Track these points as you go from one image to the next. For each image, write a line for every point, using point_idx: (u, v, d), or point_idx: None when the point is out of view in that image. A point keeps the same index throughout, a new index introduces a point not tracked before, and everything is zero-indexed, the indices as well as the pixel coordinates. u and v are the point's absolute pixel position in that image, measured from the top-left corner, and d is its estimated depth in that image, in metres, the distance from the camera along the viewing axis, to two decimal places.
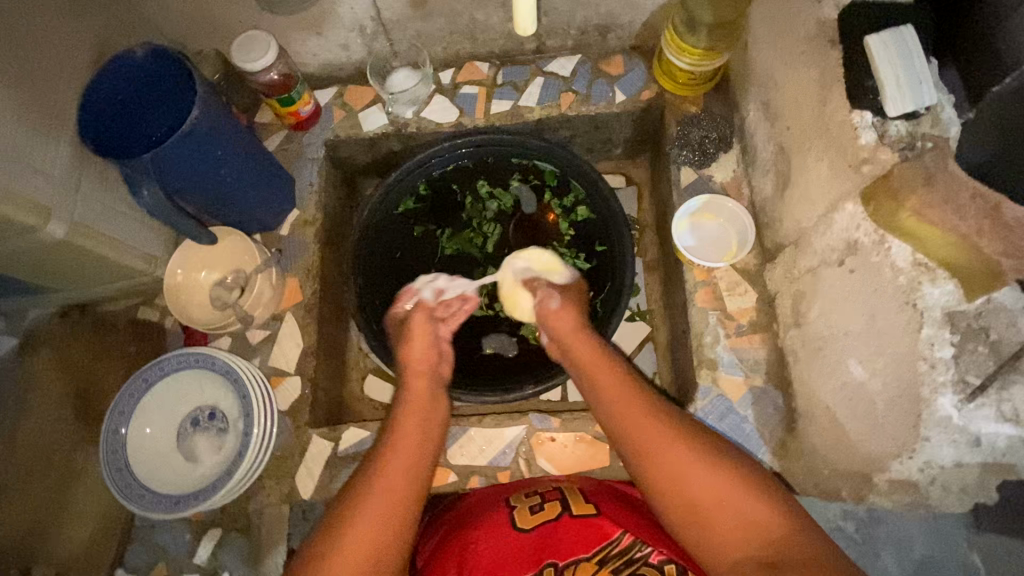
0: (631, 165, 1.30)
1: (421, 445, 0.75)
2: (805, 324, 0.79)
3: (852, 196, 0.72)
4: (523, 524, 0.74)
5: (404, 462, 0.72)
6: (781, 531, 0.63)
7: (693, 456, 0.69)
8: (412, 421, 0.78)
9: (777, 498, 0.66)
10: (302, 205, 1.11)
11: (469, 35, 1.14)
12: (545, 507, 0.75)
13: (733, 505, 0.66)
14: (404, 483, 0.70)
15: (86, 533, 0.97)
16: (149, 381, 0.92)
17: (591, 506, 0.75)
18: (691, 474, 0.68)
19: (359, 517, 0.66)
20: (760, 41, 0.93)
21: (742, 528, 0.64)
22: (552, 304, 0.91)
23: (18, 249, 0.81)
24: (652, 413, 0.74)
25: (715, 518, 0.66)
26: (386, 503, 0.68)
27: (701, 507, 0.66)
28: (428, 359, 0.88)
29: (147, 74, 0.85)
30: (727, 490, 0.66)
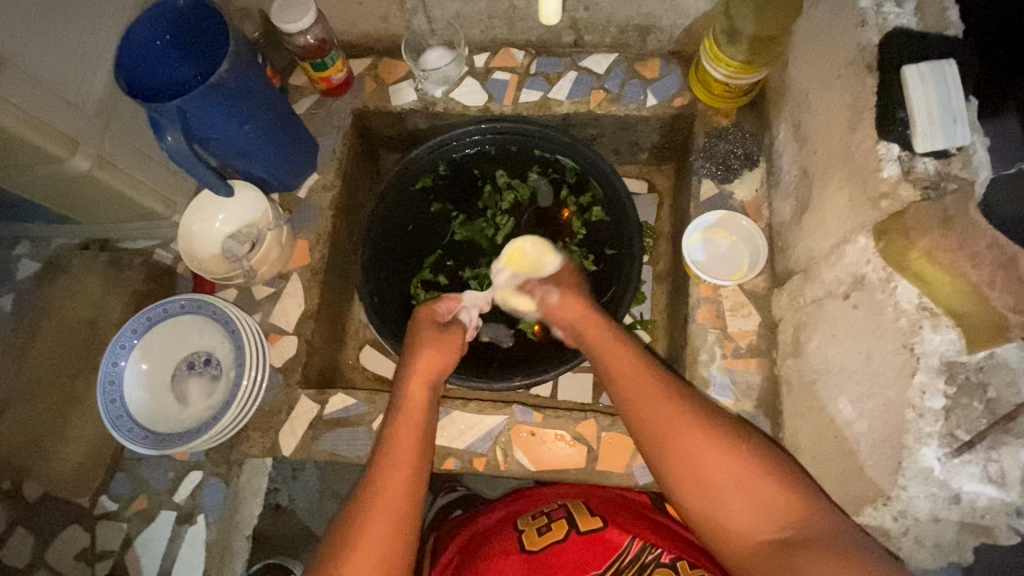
0: (656, 172, 1.28)
1: (419, 457, 0.73)
2: (803, 355, 0.81)
3: (866, 230, 0.69)
4: (531, 546, 0.73)
5: (404, 477, 0.71)
6: (797, 508, 0.63)
7: (704, 445, 0.68)
8: (410, 434, 0.75)
9: (793, 477, 0.66)
10: (323, 169, 1.13)
11: (508, 21, 1.13)
12: (550, 526, 0.75)
13: (748, 488, 0.65)
14: (403, 499, 0.69)
15: (74, 459, 0.99)
16: (152, 320, 0.94)
17: (597, 518, 0.75)
18: (705, 459, 0.67)
19: (365, 539, 0.66)
20: (802, 60, 0.90)
21: (759, 509, 0.64)
22: (552, 299, 0.91)
23: (45, 176, 0.85)
24: (666, 395, 0.72)
25: (729, 501, 0.65)
26: (389, 525, 0.67)
27: (715, 490, 0.66)
28: (438, 368, 0.83)
29: (189, 23, 0.87)
30: (741, 473, 0.66)
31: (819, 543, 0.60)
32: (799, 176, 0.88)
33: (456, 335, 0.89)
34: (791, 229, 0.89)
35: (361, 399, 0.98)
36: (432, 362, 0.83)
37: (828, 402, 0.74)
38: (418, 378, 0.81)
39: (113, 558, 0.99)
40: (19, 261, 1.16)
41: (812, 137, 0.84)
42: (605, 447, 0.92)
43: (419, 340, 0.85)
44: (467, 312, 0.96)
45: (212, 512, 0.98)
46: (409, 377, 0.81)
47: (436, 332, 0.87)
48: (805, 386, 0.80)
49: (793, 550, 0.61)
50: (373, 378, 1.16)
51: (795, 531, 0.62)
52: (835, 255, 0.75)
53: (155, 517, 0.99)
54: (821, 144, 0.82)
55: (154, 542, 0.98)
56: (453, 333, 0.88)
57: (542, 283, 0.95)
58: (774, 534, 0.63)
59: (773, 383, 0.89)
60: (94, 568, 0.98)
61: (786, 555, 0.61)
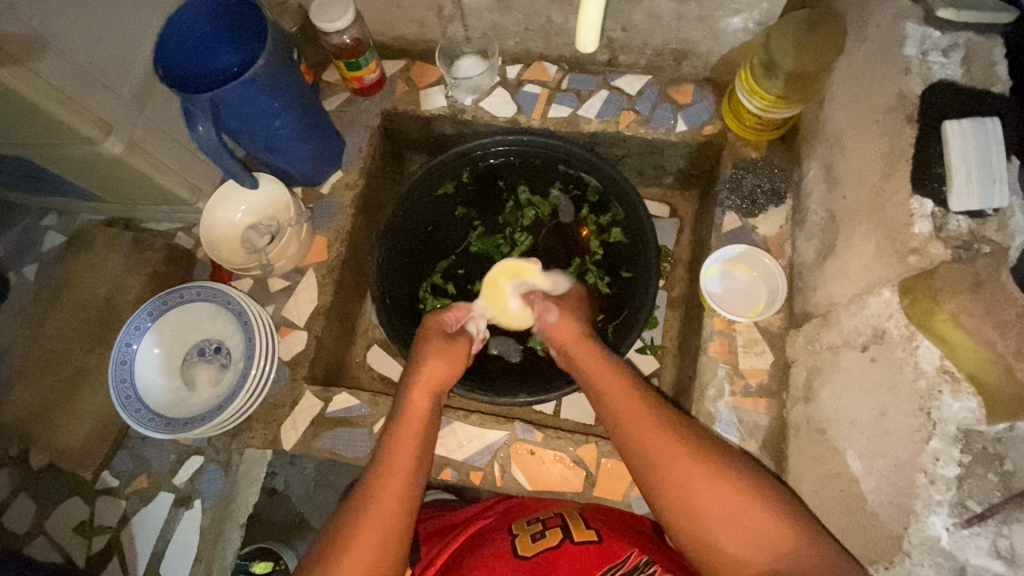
0: (679, 197, 1.27)
1: (416, 469, 0.73)
2: (814, 402, 0.79)
3: (892, 283, 0.67)
4: (524, 551, 0.72)
5: (400, 486, 0.71)
6: (791, 542, 0.63)
7: (700, 473, 0.67)
8: (409, 444, 0.75)
9: (789, 514, 0.65)
10: (347, 168, 1.14)
11: (544, 36, 1.13)
12: (545, 533, 0.73)
13: (738, 517, 0.64)
14: (398, 509, 0.70)
15: (81, 431, 1.01)
16: (168, 305, 0.96)
17: (593, 533, 0.74)
18: (700, 486, 0.66)
19: (356, 544, 0.66)
20: (838, 101, 0.88)
21: (750, 539, 0.63)
22: (551, 316, 0.92)
23: (79, 156, 0.86)
24: (659, 422, 0.73)
25: (720, 531, 0.64)
26: (382, 533, 0.67)
27: (707, 520, 0.65)
28: (441, 379, 0.83)
29: (230, 16, 0.88)
30: (735, 504, 0.65)
31: None
32: (825, 218, 0.87)
33: (462, 343, 0.89)
34: (814, 271, 0.87)
35: (364, 400, 0.98)
36: (436, 374, 0.82)
37: (835, 454, 0.73)
38: (421, 389, 0.81)
39: (108, 534, 1.00)
40: (45, 232, 1.19)
41: (843, 181, 0.83)
42: (603, 472, 0.92)
43: (427, 347, 0.86)
44: (475, 322, 0.99)
45: (208, 498, 0.99)
46: (413, 385, 0.81)
47: (443, 343, 0.87)
48: (812, 433, 0.79)
49: None
50: (377, 379, 1.16)
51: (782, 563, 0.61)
52: (856, 305, 0.74)
53: (153, 497, 1.00)
54: (850, 190, 0.80)
55: (150, 522, 0.99)
56: (459, 344, 0.89)
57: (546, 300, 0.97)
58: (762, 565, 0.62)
59: (781, 425, 0.88)
60: (90, 542, 0.99)
61: None
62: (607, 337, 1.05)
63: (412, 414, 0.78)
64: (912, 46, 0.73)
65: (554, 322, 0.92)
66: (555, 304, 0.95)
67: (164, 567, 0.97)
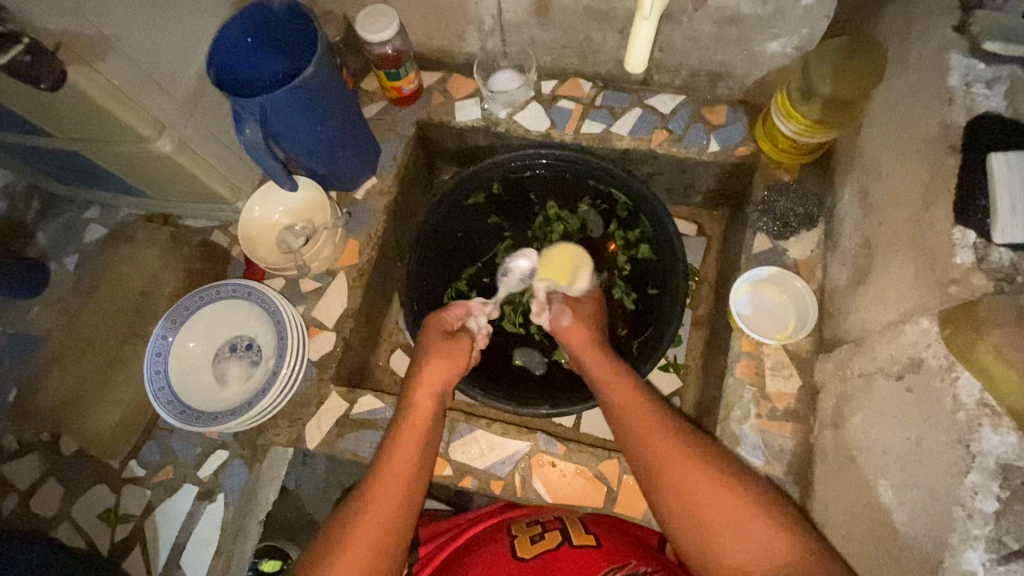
0: (707, 216, 1.27)
1: (416, 474, 0.74)
2: (843, 428, 0.80)
3: (930, 313, 0.67)
4: (523, 553, 0.73)
5: (398, 486, 0.72)
6: (805, 562, 0.61)
7: (705, 485, 0.67)
8: (410, 446, 0.76)
9: (794, 525, 0.65)
10: (381, 174, 1.16)
11: (581, 53, 1.14)
12: (544, 537, 0.75)
13: (743, 529, 0.64)
14: (394, 510, 0.70)
15: (113, 418, 1.03)
16: (204, 300, 0.97)
17: (592, 538, 0.75)
18: (705, 504, 0.66)
19: (351, 546, 0.67)
20: (875, 129, 0.89)
21: (759, 556, 0.63)
22: (563, 321, 0.94)
23: (131, 153, 0.89)
24: (664, 430, 0.73)
25: (726, 543, 0.64)
26: (375, 537, 0.68)
27: (713, 531, 0.65)
28: (443, 378, 0.83)
29: (279, 24, 0.91)
30: (736, 515, 0.65)
31: None
32: (859, 245, 0.88)
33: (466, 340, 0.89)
34: (846, 297, 0.88)
35: (389, 404, 0.99)
36: (437, 372, 0.83)
37: (866, 482, 0.73)
38: (425, 389, 0.82)
39: (131, 523, 1.01)
40: (88, 224, 1.22)
41: (880, 209, 0.83)
42: (624, 489, 0.91)
43: (429, 346, 0.87)
44: (476, 319, 0.96)
45: (232, 492, 1.00)
46: (416, 386, 0.82)
47: (444, 342, 0.87)
48: (839, 459, 0.79)
49: None
50: (400, 383, 1.17)
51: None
52: (892, 332, 0.74)
53: (177, 489, 1.01)
54: (887, 218, 0.81)
55: (173, 513, 1.00)
56: (461, 340, 0.88)
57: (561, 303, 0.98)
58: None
59: (807, 450, 0.88)
60: (113, 530, 1.01)
61: None
62: (632, 352, 1.06)
63: (416, 416, 0.79)
64: (956, 77, 0.74)
65: (566, 326, 0.93)
66: (567, 308, 0.96)
67: (185, 560, 0.98)
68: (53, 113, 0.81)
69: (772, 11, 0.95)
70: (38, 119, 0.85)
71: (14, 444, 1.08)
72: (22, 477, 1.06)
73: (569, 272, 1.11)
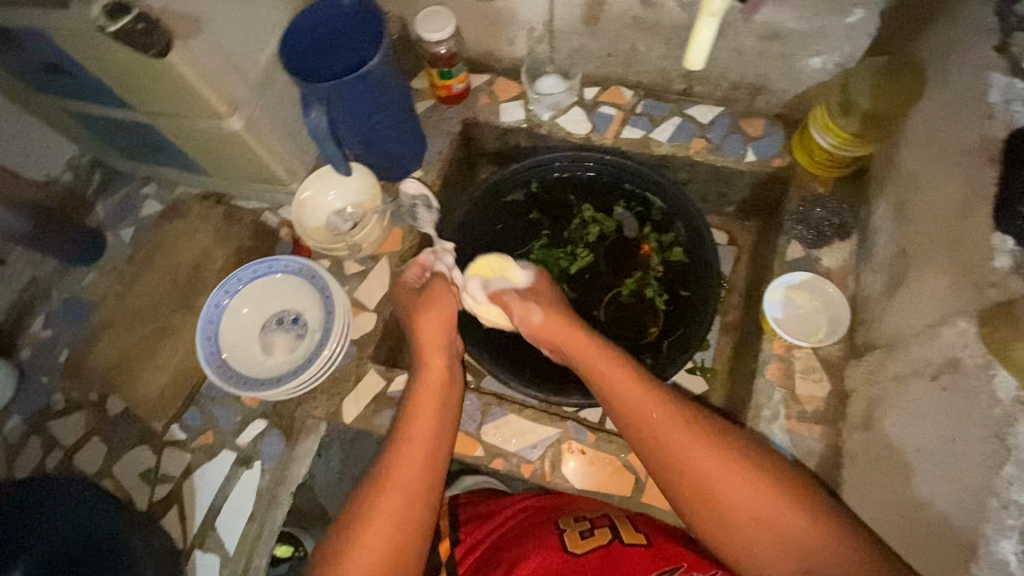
0: (738, 227, 1.30)
1: (435, 436, 0.82)
2: (874, 429, 0.82)
3: (968, 314, 0.69)
4: (574, 548, 0.75)
5: (421, 452, 0.80)
6: (810, 531, 0.69)
7: (709, 459, 0.74)
8: (427, 414, 0.84)
9: (780, 480, 0.73)
10: (426, 167, 1.21)
11: (625, 62, 1.19)
12: (594, 533, 0.77)
13: (752, 505, 0.71)
14: (417, 475, 0.78)
15: (159, 383, 1.08)
16: (258, 272, 1.03)
17: (642, 535, 0.77)
18: (712, 479, 0.73)
19: (385, 506, 0.75)
20: (915, 143, 0.91)
21: (769, 528, 0.70)
22: (535, 317, 0.93)
23: (203, 128, 0.94)
24: (664, 409, 0.79)
25: (735, 518, 0.72)
26: (402, 499, 0.76)
27: (721, 507, 0.73)
28: (442, 338, 0.91)
29: (347, 19, 0.97)
30: (735, 477, 0.73)
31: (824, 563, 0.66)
32: (894, 253, 0.91)
33: (449, 293, 0.96)
34: (879, 304, 0.91)
35: None
36: (433, 337, 0.91)
37: (900, 480, 0.75)
38: (432, 355, 0.90)
39: (171, 484, 1.04)
40: (145, 200, 1.27)
41: (916, 219, 0.87)
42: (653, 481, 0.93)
43: (419, 310, 0.94)
44: (441, 263, 1.01)
45: (268, 461, 1.03)
46: (422, 352, 0.90)
47: (429, 308, 0.94)
48: (870, 459, 0.82)
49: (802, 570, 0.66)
50: None
51: (798, 545, 0.68)
52: (928, 335, 0.76)
53: (216, 454, 1.04)
54: (923, 227, 0.84)
55: (211, 477, 1.04)
56: (440, 300, 0.94)
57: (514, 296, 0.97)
58: (784, 549, 0.69)
59: (835, 452, 0.90)
60: (153, 490, 1.04)
61: None
62: (661, 351, 1.09)
63: (429, 388, 0.86)
64: (997, 93, 0.76)
65: (539, 323, 0.93)
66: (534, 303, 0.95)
67: (220, 522, 1.01)
68: (140, 87, 0.86)
69: (817, 28, 0.99)
70: (119, 91, 0.89)
71: (62, 402, 1.12)
72: (67, 434, 1.10)
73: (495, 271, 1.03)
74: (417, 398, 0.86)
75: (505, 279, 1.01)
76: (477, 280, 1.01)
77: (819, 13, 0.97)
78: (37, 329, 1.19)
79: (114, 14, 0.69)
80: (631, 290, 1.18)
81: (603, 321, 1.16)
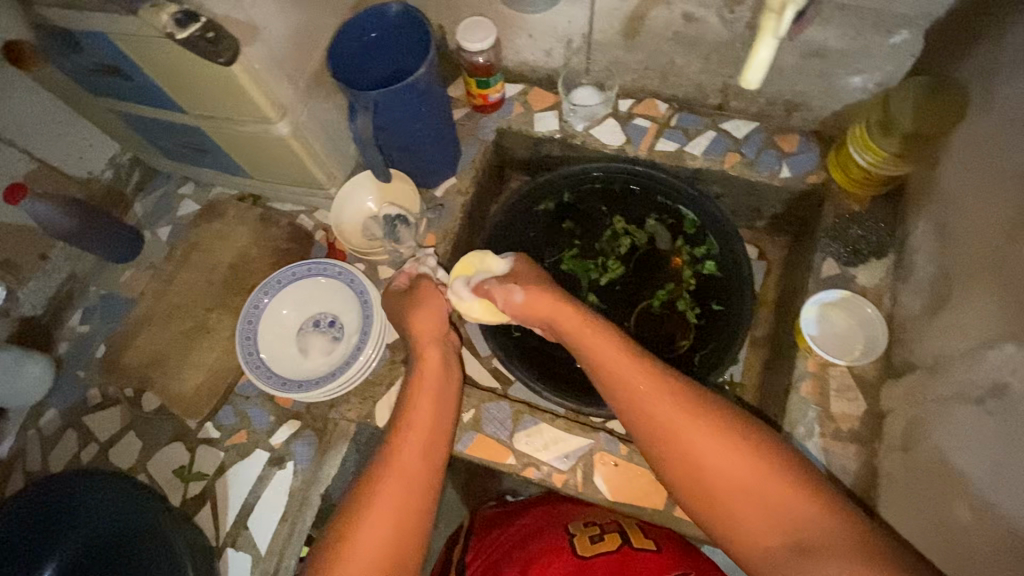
0: (768, 241, 1.31)
1: (434, 424, 0.83)
2: (914, 451, 0.82)
3: (1017, 340, 0.69)
4: (584, 552, 0.80)
5: (422, 440, 0.81)
6: (813, 513, 0.67)
7: (706, 444, 0.72)
8: (425, 403, 0.85)
9: (781, 463, 0.71)
10: (460, 174, 1.22)
11: (661, 75, 1.19)
12: (603, 538, 0.82)
13: (752, 489, 0.70)
14: (417, 464, 0.78)
15: (194, 380, 1.09)
16: (296, 275, 1.04)
17: (650, 541, 0.82)
18: (710, 465, 0.72)
19: (384, 495, 0.75)
20: (956, 164, 0.91)
21: (771, 513, 0.69)
22: (516, 297, 0.89)
23: (251, 133, 0.96)
24: (657, 395, 0.77)
25: (735, 503, 0.71)
26: (404, 485, 0.76)
27: (721, 494, 0.71)
28: (437, 327, 0.91)
29: (394, 28, 0.98)
30: (733, 461, 0.71)
31: (829, 548, 0.64)
32: (935, 275, 0.90)
33: (438, 293, 0.95)
34: (919, 325, 0.91)
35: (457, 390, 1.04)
36: (428, 328, 0.91)
37: (943, 504, 0.75)
38: (428, 346, 0.90)
39: (203, 481, 1.05)
40: (182, 200, 1.29)
41: (958, 241, 0.87)
42: None
43: (410, 304, 0.94)
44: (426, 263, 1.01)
45: (301, 461, 1.04)
46: (418, 341, 0.90)
47: (419, 299, 0.93)
48: (911, 481, 0.81)
49: (807, 556, 0.65)
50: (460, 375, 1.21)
51: (802, 531, 0.67)
52: (973, 358, 0.76)
53: (250, 453, 1.06)
54: (967, 251, 0.84)
55: (244, 476, 1.05)
56: (431, 294, 0.94)
57: (497, 282, 0.92)
58: (789, 537, 0.67)
59: (871, 472, 0.90)
60: (186, 487, 1.05)
61: (801, 559, 0.65)
62: (694, 365, 1.09)
63: (426, 378, 0.87)
64: None
65: (520, 303, 0.89)
66: (514, 282, 0.90)
67: (252, 521, 1.02)
68: (194, 91, 0.88)
69: (860, 47, 0.99)
70: (173, 94, 0.91)
71: (99, 396, 1.14)
72: (102, 429, 1.11)
73: (476, 266, 0.98)
74: (414, 389, 0.86)
75: (485, 271, 0.96)
76: (460, 279, 0.96)
77: (863, 33, 0.97)
78: (75, 324, 1.21)
79: (183, 23, 0.71)
80: (662, 301, 1.18)
81: (633, 332, 1.16)
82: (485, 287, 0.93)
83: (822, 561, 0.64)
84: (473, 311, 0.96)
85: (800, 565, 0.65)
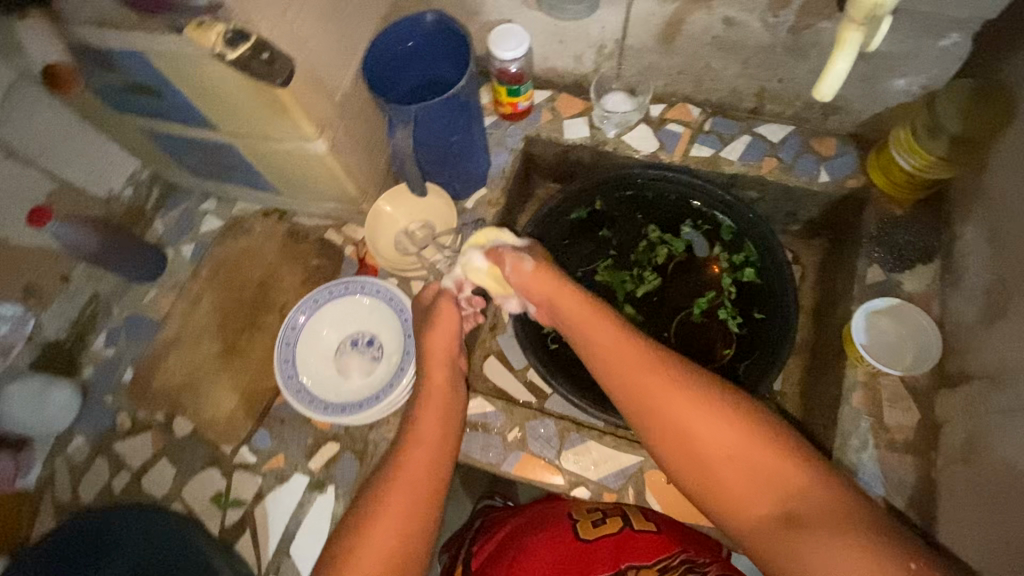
0: (801, 247, 1.30)
1: (445, 432, 0.79)
2: (977, 464, 0.81)
3: None
4: (586, 535, 0.81)
5: (431, 450, 0.76)
6: (808, 486, 0.62)
7: (699, 414, 0.67)
8: (433, 413, 0.80)
9: (778, 437, 0.65)
10: (491, 185, 1.19)
11: (696, 80, 1.17)
12: (605, 522, 0.83)
13: (745, 461, 0.65)
14: (425, 479, 0.73)
15: (228, 404, 1.08)
16: (333, 294, 1.02)
17: (652, 524, 0.83)
18: (701, 436, 0.67)
19: (385, 513, 0.69)
20: (1004, 166, 0.89)
21: (764, 486, 0.64)
22: (524, 266, 0.86)
23: (287, 151, 0.93)
24: (649, 365, 0.72)
25: (726, 475, 0.65)
26: (410, 497, 0.71)
27: (713, 466, 0.66)
28: (448, 345, 0.87)
29: (430, 37, 0.96)
30: (726, 431, 0.66)
31: (821, 522, 0.59)
32: (990, 282, 0.89)
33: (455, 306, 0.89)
34: (974, 333, 0.89)
35: (500, 408, 1.02)
36: (440, 343, 0.87)
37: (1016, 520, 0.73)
38: (434, 360, 0.86)
39: (242, 508, 1.03)
40: (204, 216, 1.25)
41: (1011, 247, 0.85)
42: None
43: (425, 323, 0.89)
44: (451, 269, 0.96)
45: (342, 485, 1.01)
46: (427, 357, 0.86)
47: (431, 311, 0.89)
48: (976, 494, 0.80)
49: (798, 529, 0.60)
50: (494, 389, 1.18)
51: (794, 505, 0.62)
52: None
53: (288, 478, 1.03)
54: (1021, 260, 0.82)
55: (284, 501, 1.02)
56: (441, 305, 0.89)
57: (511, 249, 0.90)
58: (781, 511, 0.62)
59: (930, 484, 0.89)
60: (224, 514, 1.03)
61: (791, 532, 0.60)
62: (739, 376, 1.07)
63: (435, 393, 0.83)
64: None
65: (529, 271, 0.86)
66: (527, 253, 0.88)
67: (295, 549, 1.00)
68: (233, 109, 0.85)
69: (906, 50, 0.97)
70: (207, 112, 0.87)
71: (128, 422, 1.10)
72: (134, 455, 1.08)
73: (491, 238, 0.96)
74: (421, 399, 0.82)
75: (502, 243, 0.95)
76: (474, 248, 0.94)
77: (911, 36, 0.95)
78: (100, 347, 1.17)
79: (234, 42, 0.68)
80: (702, 310, 1.17)
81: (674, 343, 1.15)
82: (498, 250, 0.91)
83: (811, 533, 0.59)
84: (481, 274, 0.92)
85: (791, 538, 0.60)
